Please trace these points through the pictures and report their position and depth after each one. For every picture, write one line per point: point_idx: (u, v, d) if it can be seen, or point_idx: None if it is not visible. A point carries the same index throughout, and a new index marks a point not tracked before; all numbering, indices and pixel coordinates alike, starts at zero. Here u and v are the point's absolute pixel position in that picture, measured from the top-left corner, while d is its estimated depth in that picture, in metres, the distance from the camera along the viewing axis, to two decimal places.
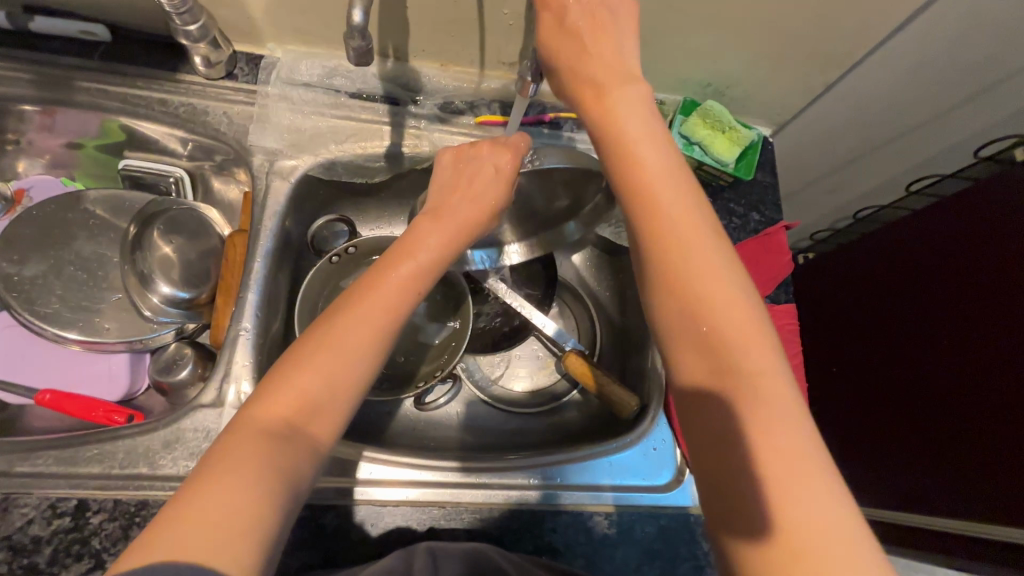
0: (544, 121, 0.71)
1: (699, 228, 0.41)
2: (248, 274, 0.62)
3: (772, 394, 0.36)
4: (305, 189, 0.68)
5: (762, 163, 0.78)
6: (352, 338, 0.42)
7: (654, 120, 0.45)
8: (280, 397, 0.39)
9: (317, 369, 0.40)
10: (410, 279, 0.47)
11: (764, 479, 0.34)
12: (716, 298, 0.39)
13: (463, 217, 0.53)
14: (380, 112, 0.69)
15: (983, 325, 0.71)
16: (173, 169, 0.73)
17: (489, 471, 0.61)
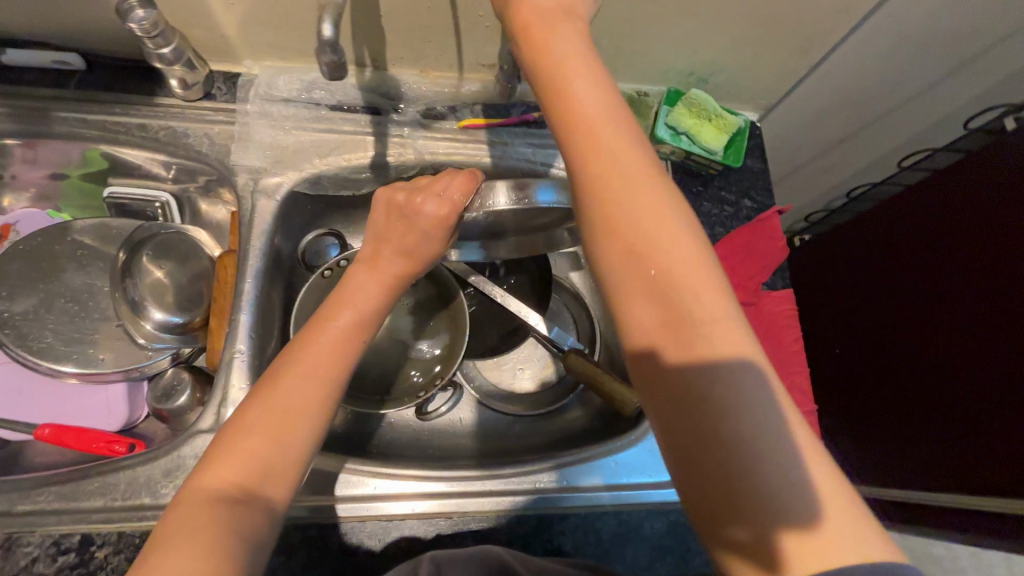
0: (528, 121, 0.70)
1: (655, 188, 0.39)
2: (239, 295, 0.62)
3: (724, 337, 0.36)
4: (291, 206, 0.68)
5: (751, 148, 0.77)
6: (299, 399, 0.46)
7: (589, 53, 0.43)
8: (232, 460, 0.43)
9: (263, 433, 0.44)
10: (355, 328, 0.52)
11: (732, 433, 0.34)
12: (680, 281, 0.37)
13: (395, 272, 0.56)
14: (363, 122, 0.68)
15: (979, 290, 0.71)
16: (158, 194, 0.72)
17: (498, 478, 0.60)
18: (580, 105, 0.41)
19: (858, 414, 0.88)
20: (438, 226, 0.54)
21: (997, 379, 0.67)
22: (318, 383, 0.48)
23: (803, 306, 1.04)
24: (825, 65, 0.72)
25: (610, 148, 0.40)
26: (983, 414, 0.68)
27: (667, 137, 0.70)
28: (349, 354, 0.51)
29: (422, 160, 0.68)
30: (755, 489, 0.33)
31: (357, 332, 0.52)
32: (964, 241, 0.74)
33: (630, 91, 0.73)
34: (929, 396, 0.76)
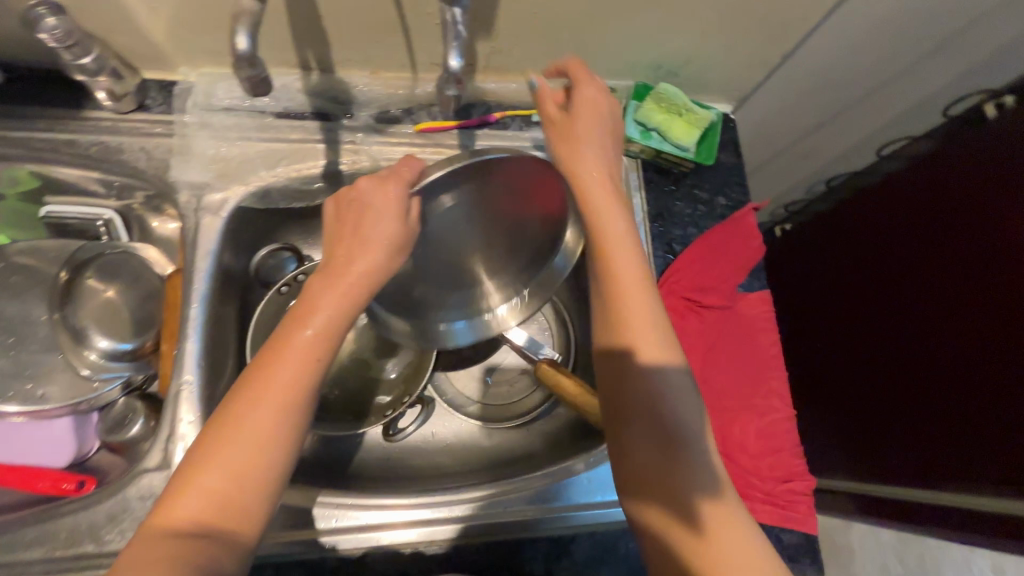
0: (489, 122, 0.66)
1: (640, 271, 0.50)
2: (185, 321, 0.58)
3: (680, 395, 0.46)
4: (239, 222, 0.64)
5: (725, 142, 0.74)
6: (261, 425, 0.41)
7: (607, 156, 0.54)
8: (190, 497, 0.39)
9: (222, 466, 0.40)
10: (321, 338, 0.45)
11: (681, 465, 0.44)
12: (652, 343, 0.48)
13: (360, 269, 0.47)
14: (312, 129, 0.64)
15: (980, 276, 0.67)
16: (100, 211, 0.68)
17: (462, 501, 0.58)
18: (603, 210, 0.51)
19: (850, 403, 0.85)
20: (391, 203, 0.48)
21: (999, 366, 0.63)
22: (278, 407, 0.42)
23: (794, 292, 1.01)
24: (799, 52, 0.68)
25: (619, 247, 0.50)
26: (984, 405, 0.65)
27: (636, 135, 0.66)
28: (317, 370, 0.44)
29: (378, 166, 0.65)
30: (690, 515, 0.42)
31: (329, 344, 0.45)
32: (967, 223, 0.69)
33: None
34: (923, 387, 0.72)
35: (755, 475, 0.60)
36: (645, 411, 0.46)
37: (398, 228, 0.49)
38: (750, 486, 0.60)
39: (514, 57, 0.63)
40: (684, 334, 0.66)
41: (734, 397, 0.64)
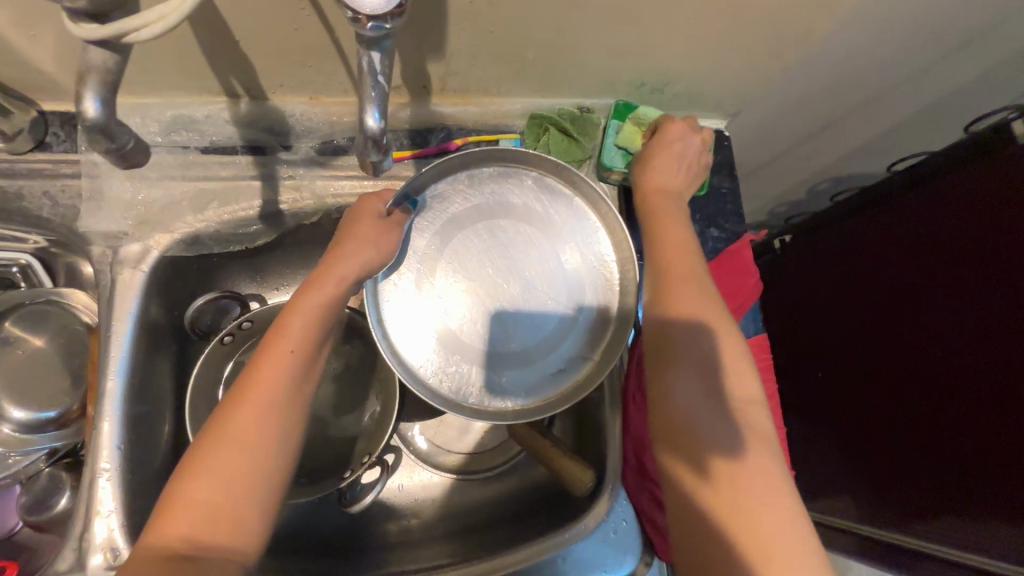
0: (449, 150, 0.58)
1: (698, 267, 0.49)
2: (101, 395, 0.51)
3: (733, 377, 0.43)
4: (166, 272, 0.56)
5: (718, 164, 0.65)
6: (252, 430, 0.40)
7: (680, 174, 0.55)
8: (180, 515, 0.37)
9: (211, 477, 0.38)
10: (304, 341, 0.43)
11: (727, 439, 0.41)
12: (706, 322, 0.45)
13: (340, 268, 0.46)
14: (245, 165, 0.56)
15: (974, 250, 0.62)
16: (14, 255, 0.61)
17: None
18: (660, 210, 0.53)
19: (844, 419, 0.81)
20: (371, 218, 0.49)
21: (982, 344, 0.60)
22: (262, 411, 0.40)
23: (789, 304, 0.94)
24: (802, 64, 0.59)
25: (672, 233, 0.51)
26: (970, 387, 0.62)
27: (619, 160, 0.60)
28: (297, 371, 0.43)
29: (323, 205, 0.57)
30: (721, 482, 0.39)
31: (309, 345, 0.44)
32: (945, 201, 0.67)
33: (571, 108, 0.60)
34: (916, 370, 0.68)
35: None
36: (685, 382, 0.43)
37: (375, 233, 0.49)
38: None
39: (473, 78, 0.54)
40: None
41: None
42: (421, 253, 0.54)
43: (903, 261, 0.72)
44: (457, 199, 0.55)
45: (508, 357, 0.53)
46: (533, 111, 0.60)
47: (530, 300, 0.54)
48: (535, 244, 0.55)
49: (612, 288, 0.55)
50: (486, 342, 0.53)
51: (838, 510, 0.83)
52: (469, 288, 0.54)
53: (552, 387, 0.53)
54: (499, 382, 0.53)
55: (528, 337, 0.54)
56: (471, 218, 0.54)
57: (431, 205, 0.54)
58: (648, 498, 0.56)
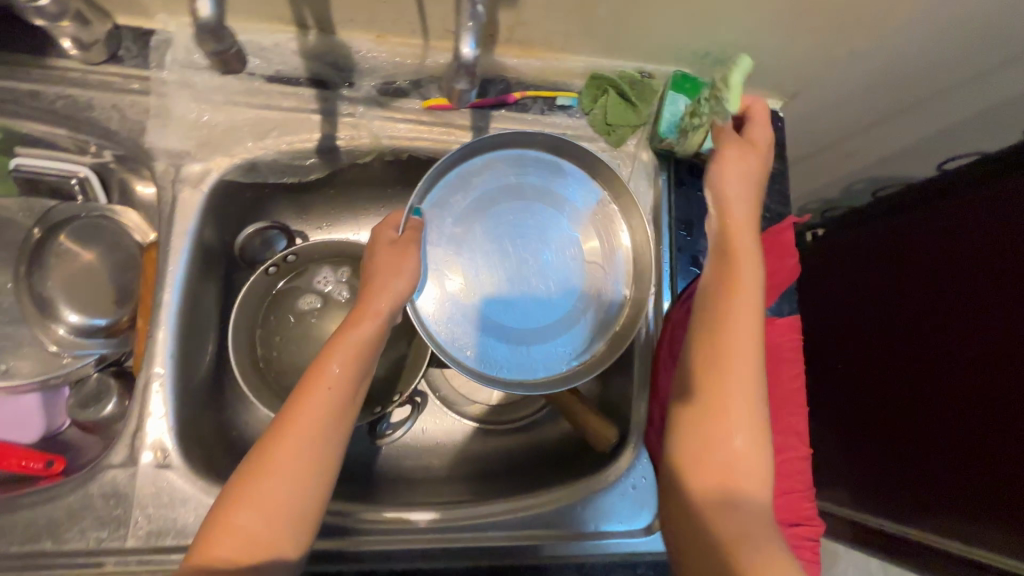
0: (506, 103, 0.59)
1: (752, 321, 0.44)
2: (157, 307, 0.52)
3: (751, 448, 0.42)
4: (224, 196, 0.58)
5: (770, 144, 0.65)
6: (292, 463, 0.43)
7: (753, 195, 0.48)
8: (226, 537, 0.41)
9: (256, 507, 0.42)
10: (339, 379, 0.45)
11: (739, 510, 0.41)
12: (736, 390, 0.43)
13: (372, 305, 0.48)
14: (306, 98, 0.57)
15: (993, 306, 0.62)
16: (74, 168, 0.62)
17: (460, 509, 0.55)
18: (734, 236, 0.46)
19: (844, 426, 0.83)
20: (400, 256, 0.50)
21: (980, 402, 0.62)
22: (299, 444, 0.43)
23: (808, 298, 0.95)
24: (870, 52, 0.58)
25: (743, 267, 0.45)
26: (972, 440, 0.63)
27: (672, 128, 0.59)
28: (339, 402, 0.45)
29: (378, 145, 0.58)
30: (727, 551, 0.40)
31: (346, 377, 0.46)
32: (961, 249, 0.67)
33: (633, 71, 0.60)
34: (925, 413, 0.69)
35: None
36: (710, 442, 0.43)
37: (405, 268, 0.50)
38: None
39: (540, 31, 0.54)
40: None
41: None
42: (440, 260, 0.55)
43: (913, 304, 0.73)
44: (461, 195, 0.57)
45: (546, 332, 0.56)
46: (594, 71, 0.60)
47: (554, 270, 0.57)
48: (542, 215, 0.57)
49: (620, 243, 0.57)
50: (523, 325, 0.56)
51: (830, 498, 0.85)
52: (495, 281, 0.56)
53: (592, 352, 0.56)
54: (547, 358, 0.55)
55: (558, 306, 0.56)
56: (478, 218, 0.57)
57: (432, 214, 0.56)
58: None
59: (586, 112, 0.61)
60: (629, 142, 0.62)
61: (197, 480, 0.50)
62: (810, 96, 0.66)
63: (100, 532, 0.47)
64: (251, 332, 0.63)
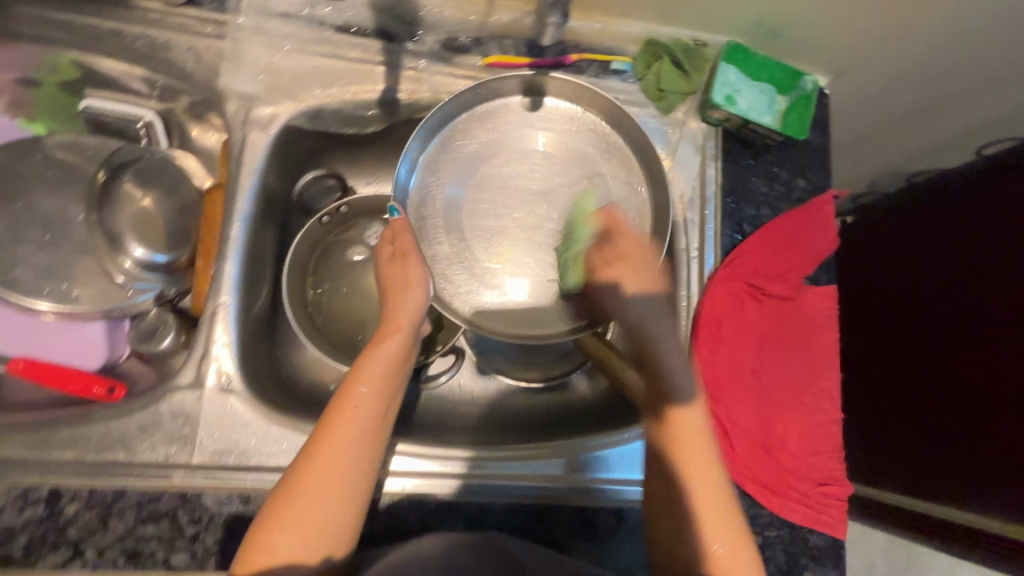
0: (564, 64, 0.61)
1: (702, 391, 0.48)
2: (225, 241, 0.55)
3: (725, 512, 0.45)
4: (288, 141, 0.60)
5: (817, 119, 0.66)
6: (329, 478, 0.44)
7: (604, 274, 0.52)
8: (268, 555, 0.41)
9: (291, 529, 0.42)
10: (373, 395, 0.47)
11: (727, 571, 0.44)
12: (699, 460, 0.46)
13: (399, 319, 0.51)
14: (372, 49, 0.59)
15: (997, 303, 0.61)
16: (139, 112, 0.65)
17: (501, 458, 0.58)
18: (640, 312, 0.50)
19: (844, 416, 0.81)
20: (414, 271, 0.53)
21: (978, 398, 0.61)
22: (334, 464, 0.44)
23: None
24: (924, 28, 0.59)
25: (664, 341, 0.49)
26: (969, 435, 0.62)
27: (721, 96, 0.60)
28: (371, 420, 0.47)
29: (437, 100, 0.60)
30: None
31: (379, 391, 0.48)
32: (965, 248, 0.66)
33: (686, 39, 0.62)
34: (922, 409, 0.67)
35: (792, 474, 0.58)
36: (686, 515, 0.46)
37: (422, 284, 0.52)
38: (786, 483, 0.58)
39: None
40: (742, 320, 0.61)
41: (785, 392, 0.60)
42: (444, 260, 0.59)
43: (908, 308, 0.72)
44: (443, 172, 0.59)
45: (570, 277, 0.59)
46: (649, 37, 0.62)
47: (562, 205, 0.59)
48: (523, 156, 0.60)
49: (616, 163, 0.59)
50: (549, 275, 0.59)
51: None
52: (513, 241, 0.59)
53: None
54: (583, 300, 0.58)
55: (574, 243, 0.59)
56: (474, 201, 0.59)
57: (424, 214, 0.59)
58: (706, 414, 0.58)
59: (639, 78, 0.63)
60: (678, 110, 0.64)
61: (258, 406, 0.53)
62: (858, 75, 0.67)
63: (169, 447, 0.50)
64: (303, 276, 0.65)
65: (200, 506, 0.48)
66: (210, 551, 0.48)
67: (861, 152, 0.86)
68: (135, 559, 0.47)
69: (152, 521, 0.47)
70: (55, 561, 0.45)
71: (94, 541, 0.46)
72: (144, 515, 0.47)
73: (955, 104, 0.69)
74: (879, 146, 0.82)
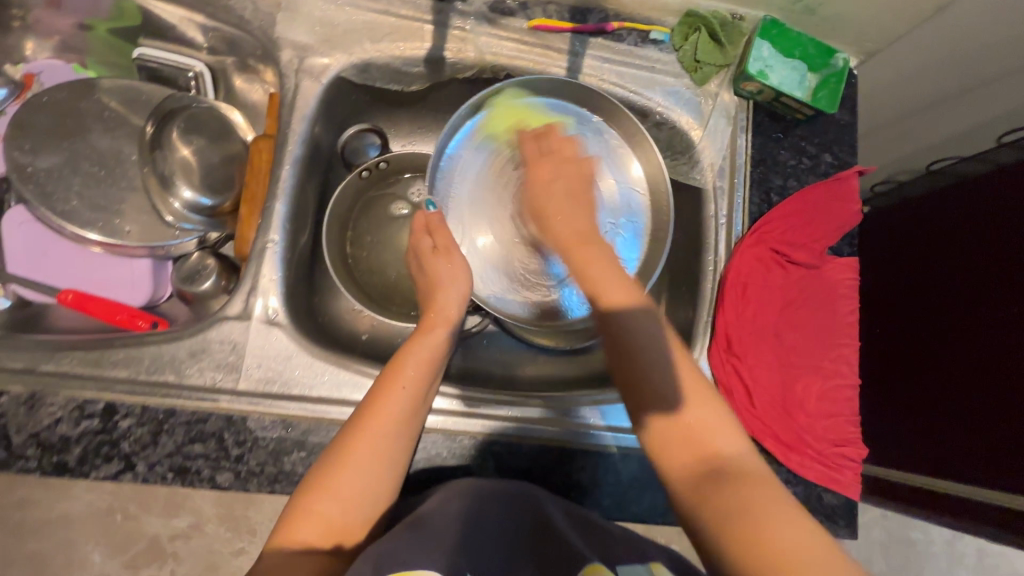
0: (605, 31, 0.63)
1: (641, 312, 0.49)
2: (276, 182, 0.58)
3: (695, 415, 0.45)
4: (336, 93, 0.62)
5: (845, 98, 0.68)
6: (368, 454, 0.47)
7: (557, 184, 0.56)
8: (307, 518, 0.45)
9: (332, 494, 0.45)
10: (415, 382, 0.50)
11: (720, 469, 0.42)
12: (657, 376, 0.46)
13: (441, 314, 0.55)
14: (423, 7, 0.61)
15: (989, 289, 0.66)
16: (191, 62, 0.65)
17: (534, 407, 0.59)
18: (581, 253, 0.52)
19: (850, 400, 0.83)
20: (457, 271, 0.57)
21: (974, 373, 0.65)
22: (374, 439, 0.47)
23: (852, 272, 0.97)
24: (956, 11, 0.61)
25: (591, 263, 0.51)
26: (964, 411, 0.65)
27: (756, 69, 0.62)
28: (411, 403, 0.49)
29: (482, 61, 0.63)
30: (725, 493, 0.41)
31: (419, 378, 0.50)
32: (961, 238, 0.71)
33: (724, 13, 0.64)
34: (918, 389, 0.70)
35: (808, 434, 0.60)
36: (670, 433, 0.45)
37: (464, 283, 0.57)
38: (802, 442, 0.60)
39: None
40: (766, 285, 0.63)
41: (805, 357, 0.62)
42: (476, 255, 0.64)
43: (903, 304, 0.76)
44: (463, 171, 0.64)
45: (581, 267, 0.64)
46: (688, 9, 0.64)
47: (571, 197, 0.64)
48: None
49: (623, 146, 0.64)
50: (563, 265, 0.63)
51: None
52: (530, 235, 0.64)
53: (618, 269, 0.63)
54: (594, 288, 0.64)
55: None
56: (500, 198, 0.65)
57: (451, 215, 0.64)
58: (728, 371, 0.61)
59: (676, 49, 0.65)
60: (712, 82, 0.66)
61: (301, 341, 0.55)
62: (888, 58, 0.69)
63: (216, 372, 0.52)
64: (343, 227, 0.67)
65: (244, 429, 0.50)
66: (254, 471, 0.50)
67: (883, 140, 0.87)
68: (182, 474, 0.49)
69: (199, 441, 0.49)
70: (109, 471, 0.47)
71: (144, 454, 0.48)
72: (192, 434, 0.49)
73: (978, 91, 0.71)
74: (901, 136, 0.85)
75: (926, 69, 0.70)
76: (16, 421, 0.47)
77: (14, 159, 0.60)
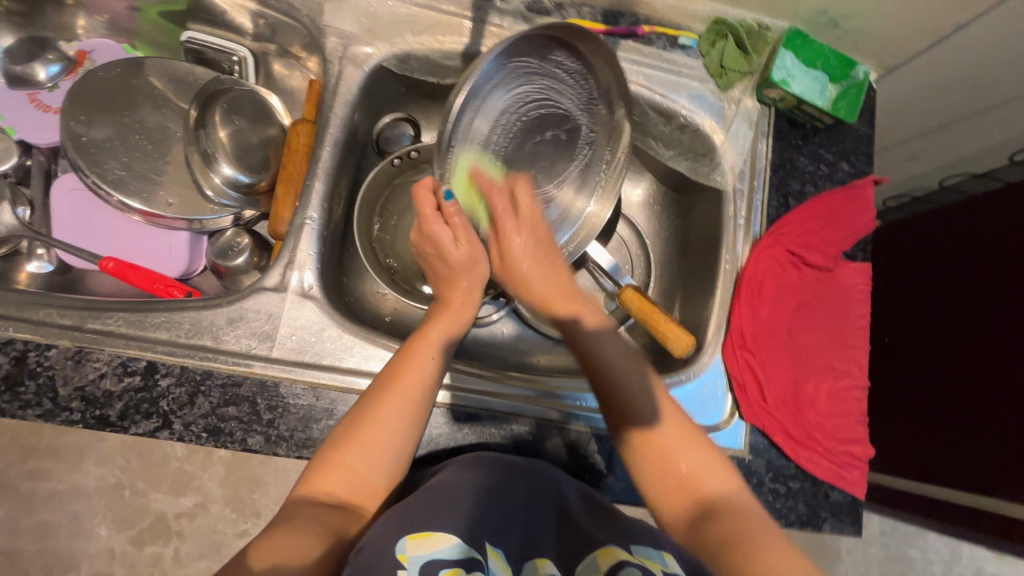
0: (635, 34, 0.66)
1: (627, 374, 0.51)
2: (315, 162, 0.60)
3: (702, 469, 0.48)
4: (376, 82, 0.65)
5: (863, 109, 0.70)
6: (397, 417, 0.48)
7: (540, 244, 0.56)
8: (336, 473, 0.45)
9: (362, 450, 0.46)
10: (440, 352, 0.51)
11: (724, 520, 0.44)
12: (659, 440, 0.49)
13: (472, 286, 0.56)
14: (464, 4, 0.63)
15: (986, 299, 0.68)
16: (235, 47, 0.67)
17: (548, 391, 0.61)
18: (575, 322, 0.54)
19: None
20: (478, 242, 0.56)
21: (973, 381, 0.67)
22: (405, 404, 0.48)
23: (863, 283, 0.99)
24: (973, 30, 0.64)
25: (577, 338, 0.54)
26: (963, 416, 0.67)
27: (780, 76, 0.65)
28: (437, 374, 0.51)
29: None
30: (729, 534, 0.43)
31: (444, 350, 0.52)
32: (964, 250, 0.73)
33: (751, 22, 0.66)
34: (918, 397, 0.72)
35: (818, 431, 0.62)
36: (672, 484, 0.48)
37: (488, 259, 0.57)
38: (812, 439, 0.61)
39: None
40: (781, 285, 0.65)
41: (815, 355, 0.64)
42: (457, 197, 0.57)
43: (905, 313, 0.78)
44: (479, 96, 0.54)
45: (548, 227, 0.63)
46: (717, 16, 0.66)
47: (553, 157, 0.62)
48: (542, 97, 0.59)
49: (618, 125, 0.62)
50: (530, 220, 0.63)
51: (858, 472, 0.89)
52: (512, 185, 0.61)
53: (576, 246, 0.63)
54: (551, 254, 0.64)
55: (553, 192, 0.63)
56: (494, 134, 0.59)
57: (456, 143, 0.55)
58: (742, 366, 0.63)
59: (703, 54, 0.67)
60: (736, 88, 0.68)
61: (333, 314, 0.57)
62: (907, 74, 0.72)
63: (251, 340, 0.54)
64: (372, 212, 0.69)
65: (277, 395, 0.52)
66: (283, 436, 0.51)
67: (897, 157, 0.90)
68: (216, 435, 0.51)
69: (234, 403, 0.51)
70: (147, 427, 0.50)
71: (181, 413, 0.50)
72: (227, 397, 0.51)
73: (992, 110, 0.73)
74: (917, 153, 0.87)
75: (945, 87, 0.72)
76: (64, 374, 0.49)
77: (68, 128, 0.63)
